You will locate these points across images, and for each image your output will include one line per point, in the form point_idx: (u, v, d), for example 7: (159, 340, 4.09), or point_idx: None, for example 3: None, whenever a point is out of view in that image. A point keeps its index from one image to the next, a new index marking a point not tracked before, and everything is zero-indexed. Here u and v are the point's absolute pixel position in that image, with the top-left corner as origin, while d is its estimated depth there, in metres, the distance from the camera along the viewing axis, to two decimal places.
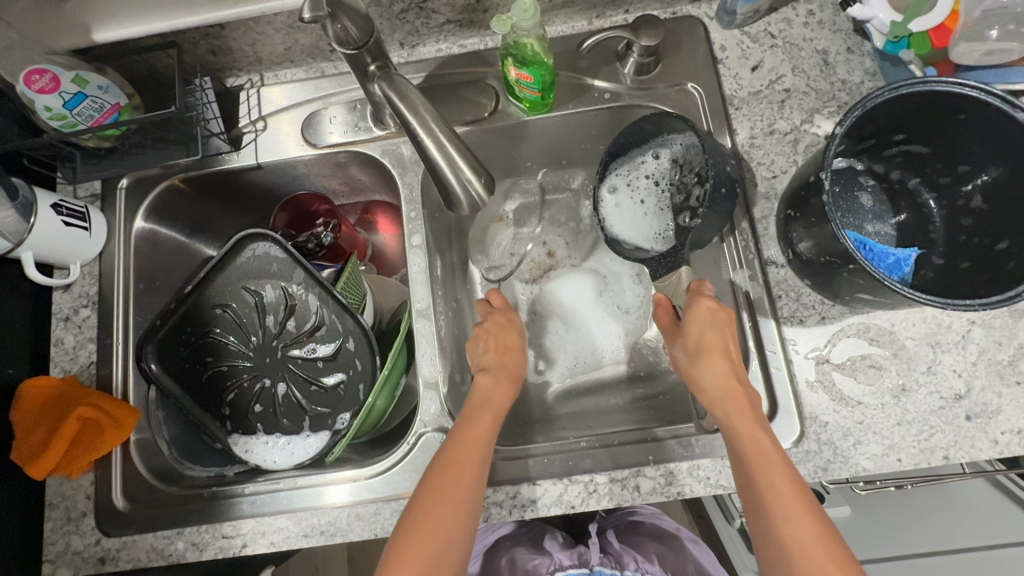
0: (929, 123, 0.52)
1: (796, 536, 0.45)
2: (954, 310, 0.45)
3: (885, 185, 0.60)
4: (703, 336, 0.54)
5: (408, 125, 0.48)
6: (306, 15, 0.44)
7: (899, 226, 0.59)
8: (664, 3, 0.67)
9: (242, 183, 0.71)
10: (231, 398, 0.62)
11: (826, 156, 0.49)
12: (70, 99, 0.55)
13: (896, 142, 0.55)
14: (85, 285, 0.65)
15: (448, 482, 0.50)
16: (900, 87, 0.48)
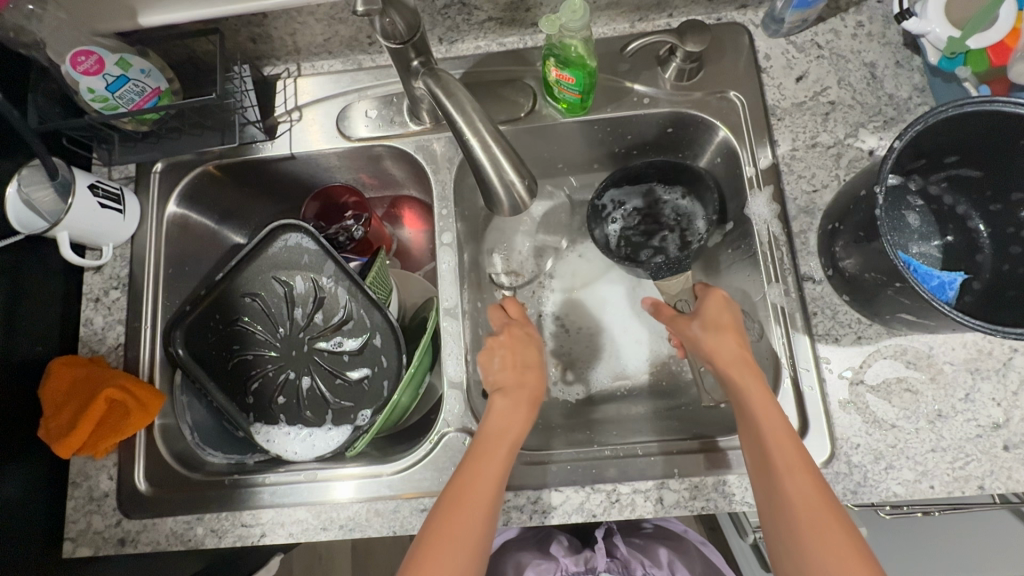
0: (989, 143, 0.51)
1: (806, 499, 0.46)
2: (1002, 337, 0.44)
3: (934, 207, 0.58)
4: (719, 327, 0.57)
5: (452, 122, 0.47)
6: (360, 9, 0.42)
7: (945, 249, 0.58)
8: (710, 8, 0.65)
9: (274, 172, 0.71)
10: (255, 387, 0.62)
11: (882, 169, 0.47)
12: (112, 81, 0.55)
13: (948, 163, 0.55)
14: (116, 267, 0.66)
15: (459, 506, 0.49)
16: (965, 106, 0.48)
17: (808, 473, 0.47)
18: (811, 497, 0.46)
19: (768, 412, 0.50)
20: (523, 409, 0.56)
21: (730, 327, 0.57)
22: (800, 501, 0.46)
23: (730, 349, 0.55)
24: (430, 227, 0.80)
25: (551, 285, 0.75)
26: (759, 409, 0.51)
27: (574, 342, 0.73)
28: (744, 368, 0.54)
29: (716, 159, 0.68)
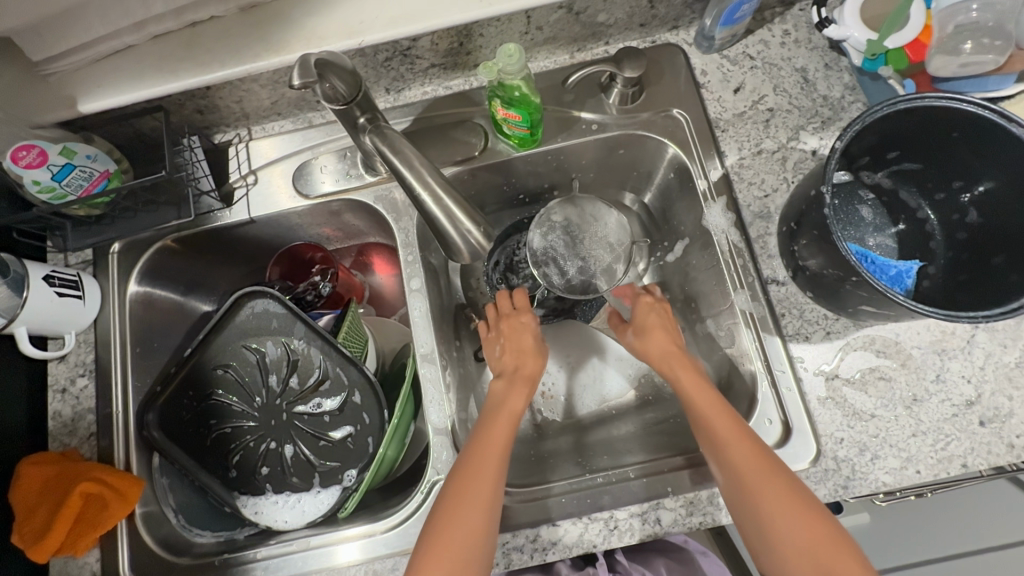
0: (923, 136, 0.53)
1: (743, 460, 0.50)
2: (958, 323, 0.45)
3: (884, 199, 0.61)
4: (646, 328, 0.66)
5: (404, 179, 0.47)
6: (295, 82, 0.43)
7: (900, 237, 0.60)
8: (643, 32, 0.68)
9: (236, 238, 0.71)
10: (236, 460, 0.61)
11: (827, 169, 0.49)
12: (58, 171, 0.54)
13: (890, 160, 0.57)
14: (81, 354, 0.64)
15: (461, 486, 0.51)
16: (898, 104, 0.49)
17: (766, 460, 0.50)
18: (774, 489, 0.49)
19: (719, 417, 0.53)
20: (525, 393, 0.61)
21: (661, 325, 0.65)
22: (767, 501, 0.48)
23: (664, 355, 0.62)
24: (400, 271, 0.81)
25: None
26: (707, 420, 0.54)
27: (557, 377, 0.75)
28: (686, 374, 0.59)
29: (669, 175, 0.70)
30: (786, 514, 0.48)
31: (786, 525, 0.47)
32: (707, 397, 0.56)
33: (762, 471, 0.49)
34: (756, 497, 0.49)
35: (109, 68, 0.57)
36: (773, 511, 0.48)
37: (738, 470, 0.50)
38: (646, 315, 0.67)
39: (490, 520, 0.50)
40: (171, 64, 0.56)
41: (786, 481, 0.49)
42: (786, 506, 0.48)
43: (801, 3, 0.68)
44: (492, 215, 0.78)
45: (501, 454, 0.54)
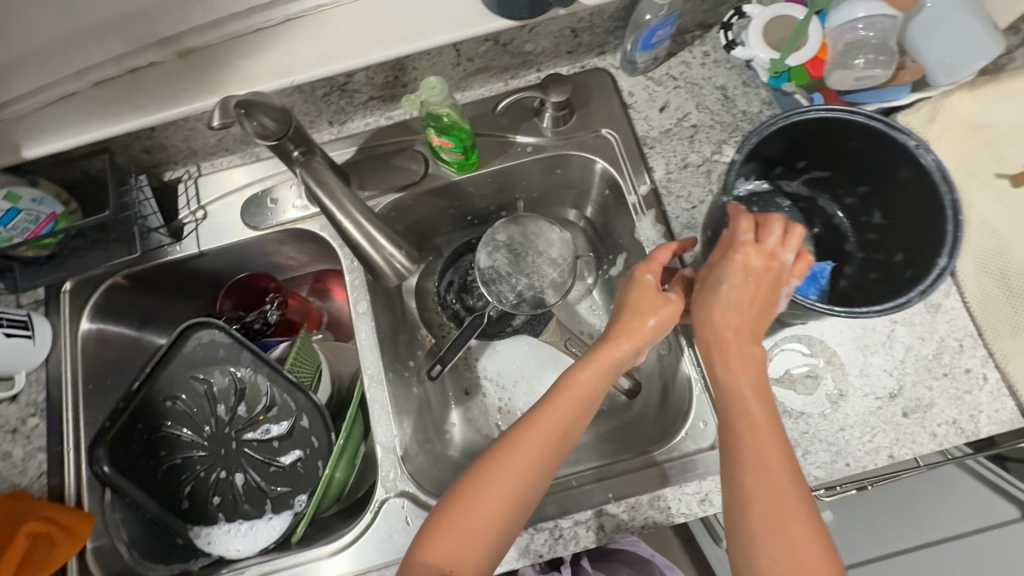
0: (823, 148, 0.57)
1: (765, 477, 0.45)
2: (854, 318, 0.48)
3: (798, 205, 0.64)
4: (712, 290, 0.50)
5: (326, 207, 0.52)
6: (215, 122, 0.47)
7: (816, 241, 0.64)
8: (572, 59, 0.72)
9: (188, 271, 0.73)
10: (188, 491, 0.62)
11: (728, 178, 0.53)
12: (3, 215, 0.57)
13: (802, 168, 0.61)
14: (32, 393, 0.64)
15: (480, 485, 0.49)
16: (794, 116, 0.53)
17: (793, 485, 0.45)
18: (788, 519, 0.44)
19: (759, 418, 0.48)
20: (606, 361, 0.52)
21: (750, 298, 0.50)
22: (775, 529, 0.44)
23: (736, 334, 0.49)
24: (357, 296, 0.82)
25: (486, 350, 0.79)
26: (737, 421, 0.48)
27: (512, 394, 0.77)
28: (739, 367, 0.49)
29: (606, 191, 0.73)
30: (791, 549, 0.43)
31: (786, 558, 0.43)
32: (753, 397, 0.49)
33: (781, 496, 0.45)
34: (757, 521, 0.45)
35: (53, 114, 0.59)
36: (773, 542, 0.44)
37: (751, 488, 0.46)
38: (732, 287, 0.49)
39: (505, 522, 0.49)
40: (114, 108, 0.59)
41: (807, 517, 0.44)
42: (798, 539, 0.43)
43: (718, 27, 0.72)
44: (443, 237, 0.81)
45: (533, 461, 0.50)
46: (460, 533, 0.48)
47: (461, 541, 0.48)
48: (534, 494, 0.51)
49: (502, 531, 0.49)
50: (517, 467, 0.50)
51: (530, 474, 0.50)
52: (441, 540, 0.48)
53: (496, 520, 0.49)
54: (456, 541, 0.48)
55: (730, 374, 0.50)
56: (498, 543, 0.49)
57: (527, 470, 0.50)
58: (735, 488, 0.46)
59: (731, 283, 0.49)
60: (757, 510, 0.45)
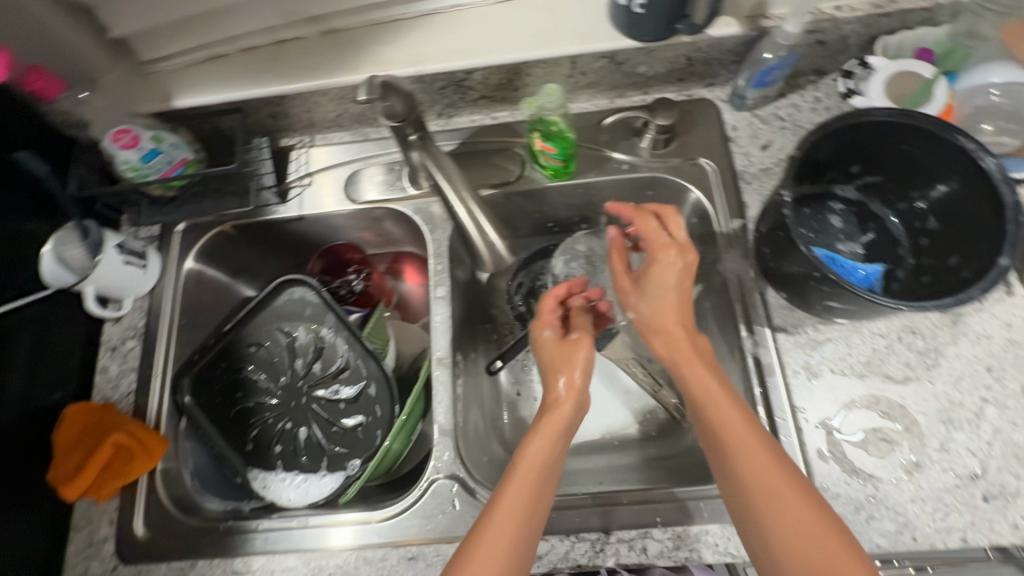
0: (873, 152, 0.61)
1: (754, 463, 0.48)
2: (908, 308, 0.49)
3: (853, 209, 0.65)
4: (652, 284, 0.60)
5: (448, 198, 0.59)
6: (360, 97, 0.51)
7: (868, 245, 0.65)
8: (680, 86, 0.73)
9: (285, 232, 0.78)
10: (254, 434, 0.65)
11: (788, 175, 0.55)
12: (146, 154, 0.62)
13: (854, 174, 0.63)
14: (134, 318, 0.71)
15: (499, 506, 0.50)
16: (849, 119, 0.56)
17: (785, 468, 0.48)
18: (792, 499, 0.46)
19: (732, 418, 0.50)
20: (558, 424, 0.55)
21: (685, 291, 0.59)
22: (782, 510, 0.46)
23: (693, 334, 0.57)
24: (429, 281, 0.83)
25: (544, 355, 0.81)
26: (720, 419, 0.51)
27: None
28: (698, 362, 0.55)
29: (692, 220, 0.73)
30: (804, 526, 0.45)
31: (799, 538, 0.45)
32: (724, 394, 0.52)
33: (777, 477, 0.47)
34: (764, 508, 0.46)
35: (202, 71, 0.65)
36: (787, 522, 0.45)
37: (747, 474, 0.48)
38: (655, 293, 0.60)
39: (524, 546, 0.48)
40: (256, 74, 0.64)
41: (807, 493, 0.46)
42: (810, 519, 0.45)
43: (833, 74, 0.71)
44: (522, 239, 0.82)
45: (537, 473, 0.52)
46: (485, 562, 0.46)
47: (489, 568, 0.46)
48: (540, 507, 0.51)
49: (524, 544, 0.48)
50: (527, 482, 0.51)
51: (538, 486, 0.51)
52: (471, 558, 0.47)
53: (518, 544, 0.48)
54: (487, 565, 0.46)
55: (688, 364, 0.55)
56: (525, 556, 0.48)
57: (531, 476, 0.52)
58: (731, 478, 0.49)
59: (653, 289, 0.59)
60: (757, 497, 0.47)
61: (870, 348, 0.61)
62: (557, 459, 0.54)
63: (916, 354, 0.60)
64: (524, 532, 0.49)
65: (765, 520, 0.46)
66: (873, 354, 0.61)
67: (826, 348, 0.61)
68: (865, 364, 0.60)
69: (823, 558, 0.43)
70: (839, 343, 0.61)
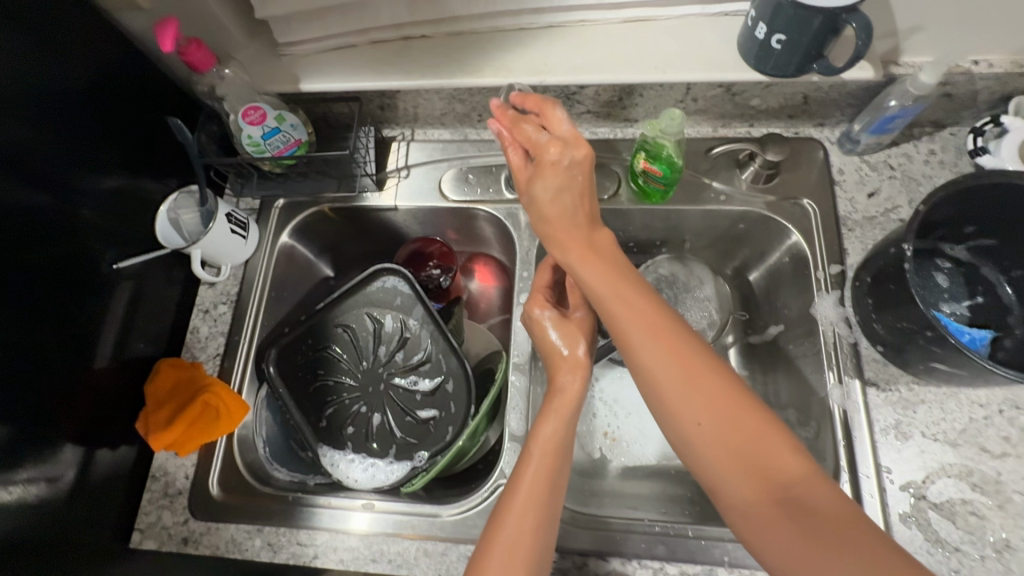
0: (998, 215, 0.58)
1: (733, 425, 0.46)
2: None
3: (961, 268, 0.63)
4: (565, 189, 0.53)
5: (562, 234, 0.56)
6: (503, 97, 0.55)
7: (974, 308, 0.62)
8: (789, 122, 0.71)
9: (374, 220, 0.80)
10: (329, 412, 0.67)
11: (910, 227, 0.54)
12: (268, 131, 0.65)
13: (968, 234, 0.61)
14: (228, 284, 0.74)
15: (516, 489, 0.51)
16: (983, 178, 0.54)
17: (707, 377, 0.47)
18: (718, 412, 0.46)
19: (645, 340, 0.49)
20: (565, 407, 0.55)
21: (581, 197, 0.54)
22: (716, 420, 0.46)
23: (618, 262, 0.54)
24: (502, 284, 0.84)
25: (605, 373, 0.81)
26: (638, 341, 0.50)
27: (621, 420, 0.79)
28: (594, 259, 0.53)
29: (784, 259, 0.71)
30: (737, 435, 0.45)
31: (728, 447, 0.45)
32: (629, 298, 0.51)
33: (699, 388, 0.47)
34: (692, 425, 0.47)
35: (329, 59, 0.67)
36: (714, 433, 0.46)
37: (670, 393, 0.48)
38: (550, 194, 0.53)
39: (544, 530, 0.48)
40: (380, 67, 0.66)
41: (731, 399, 0.46)
42: (739, 425, 0.45)
43: (952, 128, 0.69)
44: None
45: (553, 458, 0.52)
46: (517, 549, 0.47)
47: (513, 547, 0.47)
48: (561, 482, 0.52)
49: (547, 514, 0.49)
50: (539, 463, 0.52)
51: (554, 468, 0.52)
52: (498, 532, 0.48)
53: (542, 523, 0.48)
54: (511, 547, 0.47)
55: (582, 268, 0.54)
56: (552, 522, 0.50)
57: (549, 459, 0.52)
58: (710, 440, 0.46)
59: (555, 188, 0.53)
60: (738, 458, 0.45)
61: (966, 417, 0.59)
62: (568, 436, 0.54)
63: (1016, 430, 0.58)
64: (545, 511, 0.49)
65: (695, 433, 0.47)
66: (969, 424, 0.58)
67: (919, 410, 0.59)
68: (960, 432, 0.58)
69: (759, 467, 0.44)
70: (933, 407, 0.59)
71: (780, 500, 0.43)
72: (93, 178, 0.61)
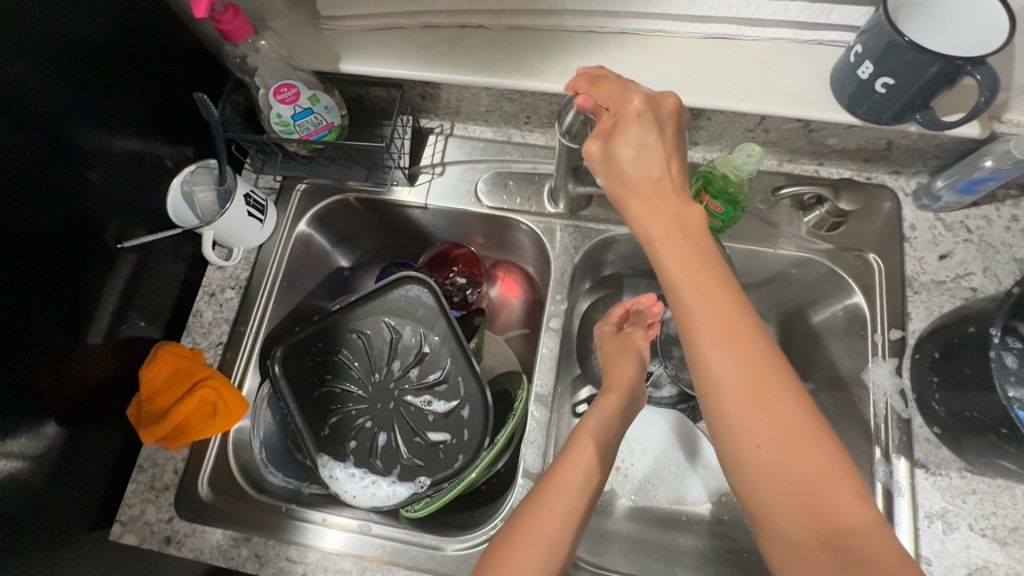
0: None
1: (794, 446, 0.36)
2: None
3: None
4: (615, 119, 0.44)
5: None
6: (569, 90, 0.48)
7: None
8: (862, 166, 0.65)
9: (398, 215, 0.74)
10: (332, 421, 0.63)
11: (1001, 308, 0.48)
12: (299, 112, 0.59)
13: None
14: (238, 269, 0.70)
15: (543, 493, 0.48)
16: None
17: (790, 409, 0.37)
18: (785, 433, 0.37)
19: (715, 340, 0.39)
20: (613, 401, 0.57)
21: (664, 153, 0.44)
22: (782, 456, 0.36)
23: (632, 152, 0.43)
24: (527, 297, 0.78)
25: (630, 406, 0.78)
26: (697, 335, 0.39)
27: (638, 457, 0.74)
28: (679, 237, 0.42)
29: (836, 313, 0.67)
30: (795, 463, 0.36)
31: (784, 482, 0.36)
32: (705, 274, 0.41)
33: (768, 409, 0.37)
34: (770, 455, 0.37)
35: (374, 38, 0.61)
36: (776, 467, 0.36)
37: (734, 398, 0.38)
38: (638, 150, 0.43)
39: (568, 531, 0.46)
40: (430, 53, 0.60)
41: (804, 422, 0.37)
42: (809, 471, 0.36)
43: None
44: (633, 278, 0.78)
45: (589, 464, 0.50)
46: (536, 538, 0.44)
47: (536, 534, 0.45)
48: (588, 501, 0.48)
49: (580, 508, 0.47)
50: (575, 471, 0.49)
51: (588, 475, 0.49)
52: (518, 525, 0.46)
53: (578, 503, 0.47)
54: (536, 537, 0.44)
55: (661, 245, 0.43)
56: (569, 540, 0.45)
57: (586, 448, 0.51)
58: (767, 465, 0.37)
59: (640, 142, 0.43)
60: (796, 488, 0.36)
61: (1020, 514, 0.54)
62: (614, 434, 0.55)
63: None
64: (575, 516, 0.46)
65: (747, 458, 0.37)
66: (1022, 522, 0.54)
67: (967, 500, 0.55)
68: (1010, 530, 0.53)
69: (817, 502, 0.35)
70: (985, 499, 0.55)
71: (831, 552, 0.34)
72: (102, 142, 0.56)
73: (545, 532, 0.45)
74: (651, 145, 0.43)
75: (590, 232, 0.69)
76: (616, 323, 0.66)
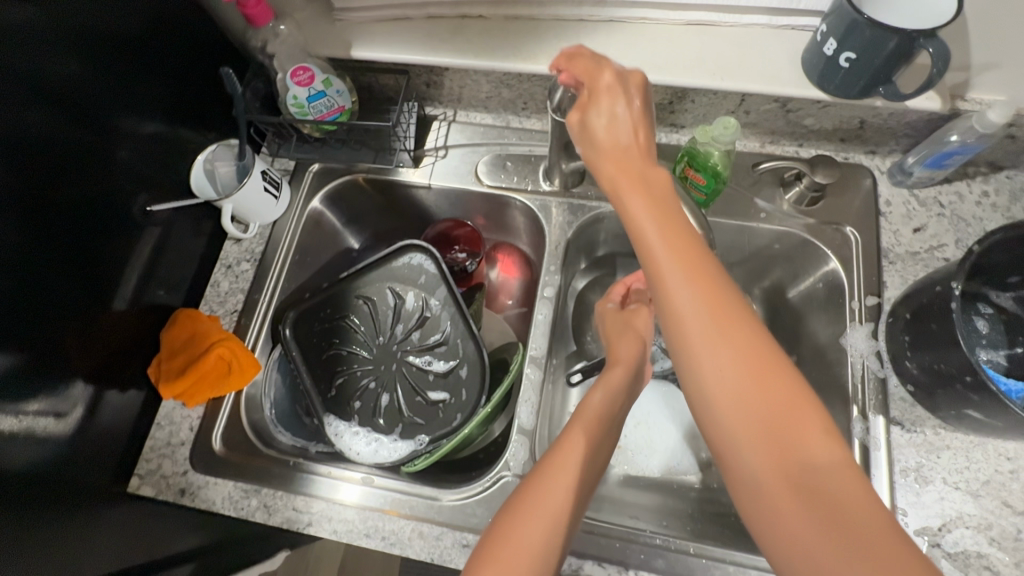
0: None
1: (760, 383, 0.37)
2: None
3: (1004, 317, 0.60)
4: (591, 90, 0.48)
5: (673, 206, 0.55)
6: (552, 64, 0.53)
7: (1012, 359, 0.59)
8: (839, 147, 0.69)
9: (404, 196, 0.79)
10: (339, 382, 0.66)
11: (962, 265, 0.52)
12: (314, 94, 0.65)
13: (1012, 283, 0.59)
14: (253, 243, 0.74)
15: (547, 464, 0.46)
16: None
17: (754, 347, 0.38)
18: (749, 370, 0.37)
19: (683, 280, 0.40)
20: (618, 376, 0.56)
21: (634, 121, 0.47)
22: (748, 390, 0.37)
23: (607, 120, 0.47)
24: (524, 277, 0.82)
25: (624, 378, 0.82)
26: (664, 275, 0.40)
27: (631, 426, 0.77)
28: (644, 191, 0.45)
29: (817, 285, 0.70)
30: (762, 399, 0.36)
31: (750, 419, 0.36)
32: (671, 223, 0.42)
33: (735, 347, 0.38)
34: (739, 395, 0.37)
35: (384, 29, 0.67)
36: (744, 402, 0.37)
37: (701, 335, 0.39)
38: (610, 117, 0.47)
39: (575, 501, 0.44)
40: (434, 41, 0.66)
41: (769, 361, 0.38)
42: (778, 409, 0.36)
43: (1009, 172, 0.67)
44: (626, 258, 0.82)
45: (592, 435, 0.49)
46: (544, 505, 0.42)
47: (542, 505, 0.42)
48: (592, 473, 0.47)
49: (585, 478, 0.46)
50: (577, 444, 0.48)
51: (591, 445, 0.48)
52: (524, 493, 0.44)
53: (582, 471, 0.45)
54: (544, 503, 0.43)
55: (628, 199, 0.44)
56: (574, 513, 0.43)
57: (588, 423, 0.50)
58: (735, 405, 0.37)
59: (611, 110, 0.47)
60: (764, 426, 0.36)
61: (992, 468, 0.56)
62: (619, 411, 0.54)
63: None
64: (582, 489, 0.45)
65: (716, 396, 0.37)
66: (994, 476, 0.56)
67: (941, 455, 0.57)
68: (982, 484, 0.56)
69: (786, 442, 0.35)
70: (958, 454, 0.57)
71: (802, 491, 0.34)
72: (134, 119, 0.61)
73: (551, 499, 0.43)
74: (620, 114, 0.47)
75: (582, 208, 0.73)
76: (619, 302, 0.68)
